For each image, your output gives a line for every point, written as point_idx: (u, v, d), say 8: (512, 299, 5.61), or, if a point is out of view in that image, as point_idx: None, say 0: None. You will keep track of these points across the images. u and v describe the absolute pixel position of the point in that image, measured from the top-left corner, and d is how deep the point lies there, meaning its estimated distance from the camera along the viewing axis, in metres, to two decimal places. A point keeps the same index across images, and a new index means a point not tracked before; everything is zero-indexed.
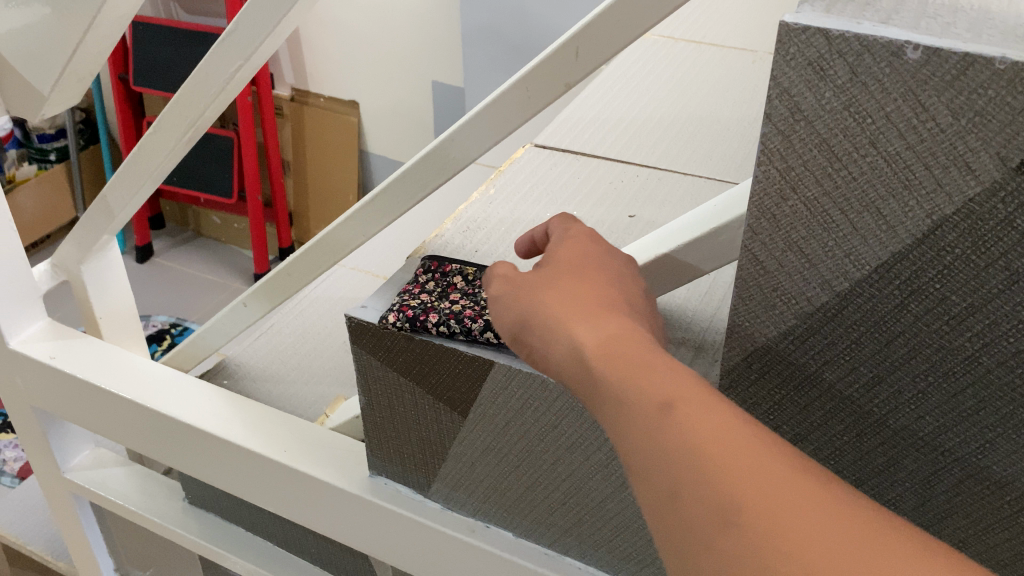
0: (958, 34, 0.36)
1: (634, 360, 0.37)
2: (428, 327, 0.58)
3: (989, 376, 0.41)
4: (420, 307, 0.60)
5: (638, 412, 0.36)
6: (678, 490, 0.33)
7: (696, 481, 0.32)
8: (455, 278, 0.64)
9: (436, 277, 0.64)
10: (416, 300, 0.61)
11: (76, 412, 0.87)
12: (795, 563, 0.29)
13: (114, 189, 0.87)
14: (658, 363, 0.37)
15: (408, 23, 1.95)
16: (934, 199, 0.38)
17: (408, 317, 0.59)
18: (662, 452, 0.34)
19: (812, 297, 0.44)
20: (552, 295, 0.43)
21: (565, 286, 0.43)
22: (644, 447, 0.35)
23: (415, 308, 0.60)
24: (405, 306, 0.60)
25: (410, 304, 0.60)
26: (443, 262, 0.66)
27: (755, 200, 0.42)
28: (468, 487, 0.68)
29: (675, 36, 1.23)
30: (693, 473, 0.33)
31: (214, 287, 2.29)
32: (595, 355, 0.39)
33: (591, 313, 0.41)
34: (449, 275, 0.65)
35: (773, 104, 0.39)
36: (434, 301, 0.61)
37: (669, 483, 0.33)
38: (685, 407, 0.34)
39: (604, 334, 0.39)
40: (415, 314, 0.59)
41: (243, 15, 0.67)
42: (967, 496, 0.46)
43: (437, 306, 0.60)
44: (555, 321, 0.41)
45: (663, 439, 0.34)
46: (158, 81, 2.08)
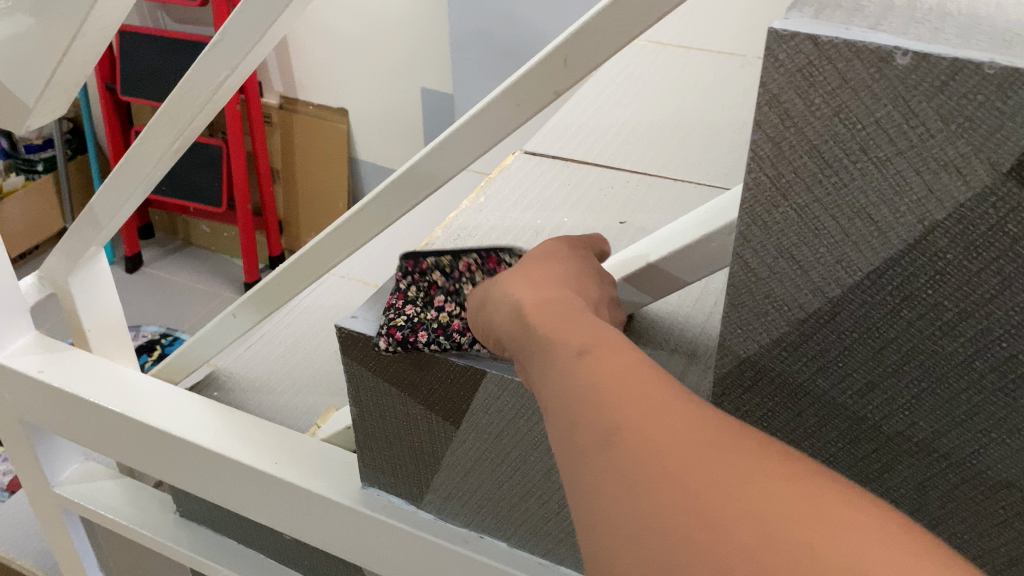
0: (947, 39, 0.36)
1: (574, 332, 0.43)
2: (421, 348, 0.57)
3: (982, 381, 0.41)
4: (407, 326, 0.57)
5: (573, 371, 0.41)
6: (592, 425, 0.37)
7: (608, 421, 0.37)
8: (435, 275, 0.61)
9: (416, 281, 0.60)
10: (400, 314, 0.58)
11: (64, 426, 0.86)
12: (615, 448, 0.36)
13: (101, 199, 0.86)
14: (583, 327, 0.43)
15: (397, 30, 1.95)
16: (926, 205, 0.38)
17: (400, 342, 0.56)
18: (593, 398, 0.38)
19: (805, 304, 0.43)
20: (508, 281, 0.51)
21: (526, 277, 0.51)
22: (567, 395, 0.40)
23: (403, 329, 0.57)
24: (392, 327, 0.57)
25: (396, 323, 0.57)
26: (415, 254, 0.61)
27: (746, 207, 0.42)
28: (461, 497, 0.67)
29: (664, 41, 1.23)
30: (607, 412, 0.37)
31: (204, 296, 2.28)
32: (531, 317, 0.46)
33: (537, 290, 0.49)
34: (427, 271, 0.61)
35: (763, 111, 0.39)
36: (419, 313, 0.58)
37: (601, 429, 0.37)
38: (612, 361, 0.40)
39: (542, 303, 0.47)
40: (405, 337, 0.56)
41: (231, 24, 0.67)
42: (963, 501, 0.46)
43: (425, 320, 0.58)
44: (506, 294, 0.50)
45: (585, 390, 0.39)
46: (146, 90, 2.07)
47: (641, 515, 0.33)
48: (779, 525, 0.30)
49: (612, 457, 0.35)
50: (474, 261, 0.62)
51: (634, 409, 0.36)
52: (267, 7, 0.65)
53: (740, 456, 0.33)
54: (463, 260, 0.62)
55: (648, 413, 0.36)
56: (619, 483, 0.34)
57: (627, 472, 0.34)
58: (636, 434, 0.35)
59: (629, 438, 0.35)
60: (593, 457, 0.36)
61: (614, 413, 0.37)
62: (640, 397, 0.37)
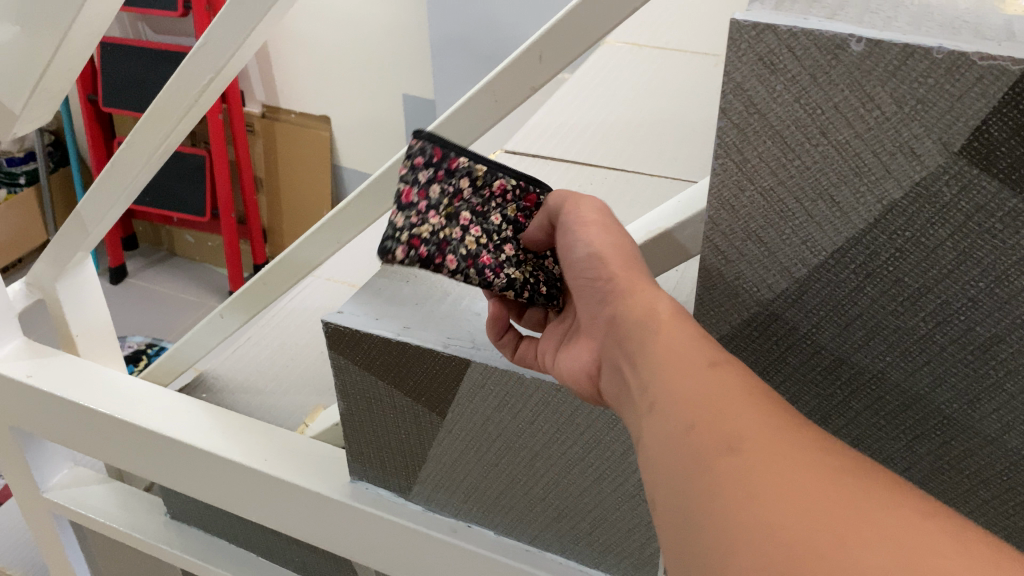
0: (899, 27, 0.38)
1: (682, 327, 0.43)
2: (443, 270, 0.55)
3: (943, 353, 0.43)
4: (434, 242, 0.55)
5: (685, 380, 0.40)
6: (688, 418, 0.38)
7: (695, 414, 0.38)
8: (461, 182, 0.56)
9: (434, 182, 0.55)
10: (426, 223, 0.55)
11: (54, 430, 0.87)
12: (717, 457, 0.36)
13: (88, 205, 0.87)
14: (683, 323, 0.43)
15: (377, 38, 1.97)
16: (883, 185, 0.40)
17: (420, 257, 0.55)
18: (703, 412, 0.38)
19: (774, 284, 0.46)
20: (611, 247, 0.49)
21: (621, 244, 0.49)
22: (668, 383, 0.41)
23: (428, 244, 0.55)
24: (415, 238, 0.55)
25: (420, 234, 0.55)
26: (449, 151, 0.56)
27: (714, 192, 0.44)
28: (448, 488, 0.69)
29: (640, 42, 1.26)
30: (705, 407, 0.38)
31: (189, 306, 2.28)
32: (630, 305, 0.46)
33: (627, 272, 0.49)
34: (455, 173, 0.56)
35: (728, 99, 0.41)
36: (445, 225, 0.55)
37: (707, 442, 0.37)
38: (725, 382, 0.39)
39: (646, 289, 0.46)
40: (428, 257, 0.55)
41: (214, 28, 0.68)
42: (930, 472, 0.48)
43: (450, 238, 0.55)
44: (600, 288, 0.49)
45: (692, 381, 0.40)
46: (128, 101, 2.08)
47: (721, 506, 0.34)
48: (820, 528, 0.31)
49: (700, 443, 0.37)
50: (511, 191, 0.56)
51: (727, 407, 0.37)
52: (250, 11, 0.66)
53: (799, 451, 0.34)
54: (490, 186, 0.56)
55: (739, 412, 0.37)
56: (698, 470, 0.36)
57: (712, 458, 0.36)
58: (725, 431, 0.37)
59: (708, 427, 0.37)
60: (677, 447, 0.38)
61: (707, 407, 0.38)
62: (736, 397, 0.38)
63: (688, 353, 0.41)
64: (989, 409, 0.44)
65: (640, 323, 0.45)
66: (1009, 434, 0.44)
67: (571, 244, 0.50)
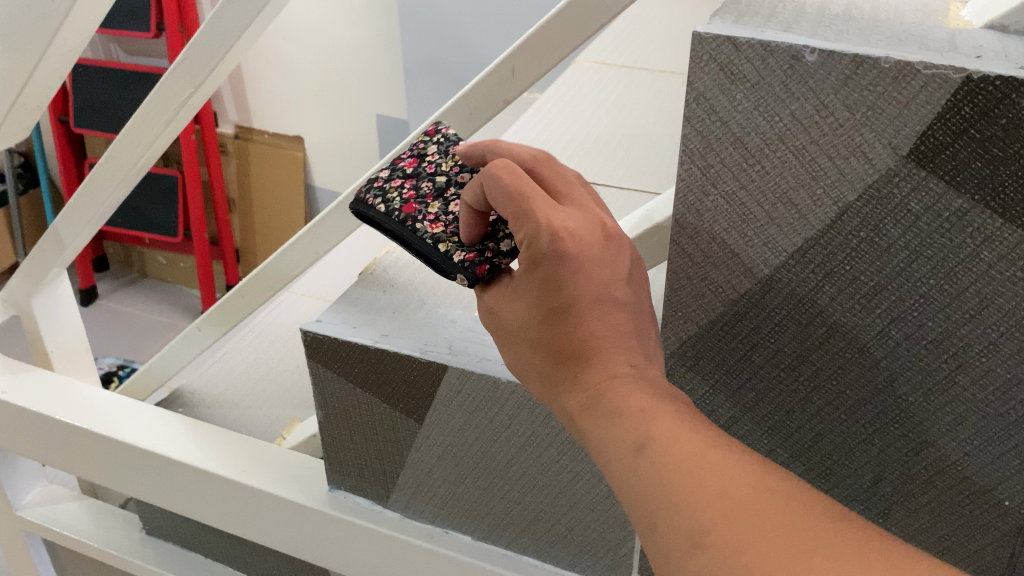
0: (850, 38, 0.40)
1: (605, 410, 0.42)
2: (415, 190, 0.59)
3: (898, 349, 0.45)
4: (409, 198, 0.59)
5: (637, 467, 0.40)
6: (645, 515, 0.39)
7: (648, 509, 0.39)
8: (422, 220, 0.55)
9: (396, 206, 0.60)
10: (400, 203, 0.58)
11: (29, 446, 0.87)
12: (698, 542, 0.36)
13: (66, 220, 0.88)
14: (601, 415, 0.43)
15: (349, 58, 1.98)
16: (839, 188, 0.42)
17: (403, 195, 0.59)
18: (659, 496, 0.38)
19: (737, 285, 0.48)
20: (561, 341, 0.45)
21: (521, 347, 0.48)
22: (615, 482, 0.41)
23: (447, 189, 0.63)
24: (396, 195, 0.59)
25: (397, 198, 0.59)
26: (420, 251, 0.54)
27: (680, 196, 0.46)
28: (425, 494, 0.70)
29: (608, 61, 1.29)
30: (656, 500, 0.38)
31: (161, 327, 2.27)
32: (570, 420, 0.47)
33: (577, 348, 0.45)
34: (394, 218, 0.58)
35: (691, 107, 0.43)
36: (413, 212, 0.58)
37: (677, 530, 0.37)
38: (670, 457, 0.39)
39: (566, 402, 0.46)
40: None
41: (193, 45, 0.70)
42: (888, 465, 0.50)
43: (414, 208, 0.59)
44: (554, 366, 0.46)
45: (631, 475, 0.40)
46: (99, 121, 2.08)
47: None
48: None
49: (665, 541, 0.37)
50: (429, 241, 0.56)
51: (673, 494, 0.38)
52: (228, 27, 0.68)
53: (761, 512, 0.36)
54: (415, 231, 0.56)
55: (690, 496, 0.37)
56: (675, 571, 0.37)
57: (683, 559, 0.36)
58: (680, 525, 0.37)
59: (666, 524, 0.38)
60: (649, 545, 0.39)
61: (663, 486, 0.38)
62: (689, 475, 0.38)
63: (614, 447, 0.41)
64: (941, 402, 0.46)
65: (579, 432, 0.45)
66: (960, 426, 0.46)
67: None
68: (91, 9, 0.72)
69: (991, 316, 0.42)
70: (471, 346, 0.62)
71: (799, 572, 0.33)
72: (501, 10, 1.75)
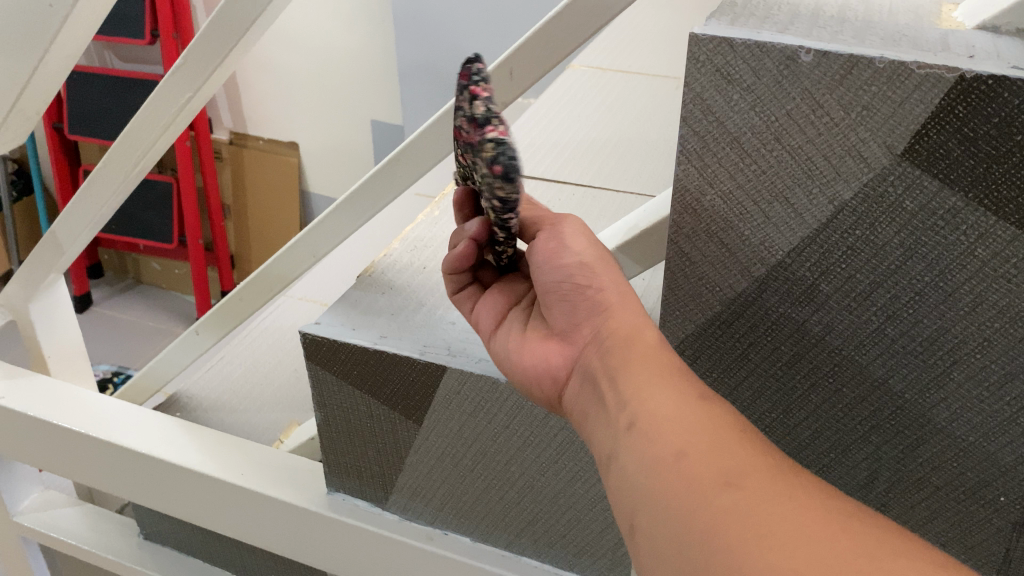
0: (844, 40, 0.41)
1: (672, 367, 0.46)
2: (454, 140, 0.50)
3: (894, 346, 0.46)
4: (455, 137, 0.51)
5: (688, 413, 0.42)
6: (675, 449, 0.40)
7: (685, 441, 0.40)
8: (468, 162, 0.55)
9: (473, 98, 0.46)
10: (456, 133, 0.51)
11: (27, 451, 0.87)
12: (722, 478, 0.38)
13: (63, 225, 0.88)
14: (667, 356, 0.47)
15: (343, 64, 1.99)
16: (834, 186, 0.43)
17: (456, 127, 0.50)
18: (700, 440, 0.40)
19: (735, 283, 0.49)
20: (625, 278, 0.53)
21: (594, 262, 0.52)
22: (654, 407, 0.43)
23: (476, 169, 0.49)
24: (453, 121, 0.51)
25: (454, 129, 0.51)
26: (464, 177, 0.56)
27: (678, 196, 0.47)
28: (424, 495, 0.70)
29: (602, 66, 1.30)
30: (700, 437, 0.40)
31: (155, 334, 2.27)
32: (615, 322, 0.49)
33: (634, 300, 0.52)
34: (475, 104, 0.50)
35: (688, 108, 0.44)
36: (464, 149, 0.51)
37: (704, 468, 0.38)
38: (724, 423, 0.41)
39: (631, 314, 0.50)
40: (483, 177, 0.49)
41: (191, 50, 0.70)
42: (884, 462, 0.51)
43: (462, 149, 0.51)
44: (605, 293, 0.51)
45: (682, 413, 0.42)
46: (94, 128, 2.08)
47: (703, 531, 0.36)
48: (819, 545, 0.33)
49: (692, 469, 0.39)
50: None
51: (720, 440, 0.40)
52: (226, 33, 0.68)
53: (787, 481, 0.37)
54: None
55: (730, 451, 0.39)
56: (686, 499, 0.38)
57: (705, 488, 0.37)
58: (715, 463, 0.38)
59: (699, 458, 0.39)
60: (665, 473, 0.40)
61: (701, 439, 0.40)
62: (736, 439, 0.40)
63: (672, 386, 0.44)
64: (937, 398, 0.47)
65: (628, 346, 0.48)
66: (956, 422, 0.47)
67: (558, 250, 0.52)
68: (90, 14, 0.72)
69: (985, 313, 0.43)
70: (470, 348, 0.62)
71: (813, 520, 0.34)
72: (496, 15, 1.76)
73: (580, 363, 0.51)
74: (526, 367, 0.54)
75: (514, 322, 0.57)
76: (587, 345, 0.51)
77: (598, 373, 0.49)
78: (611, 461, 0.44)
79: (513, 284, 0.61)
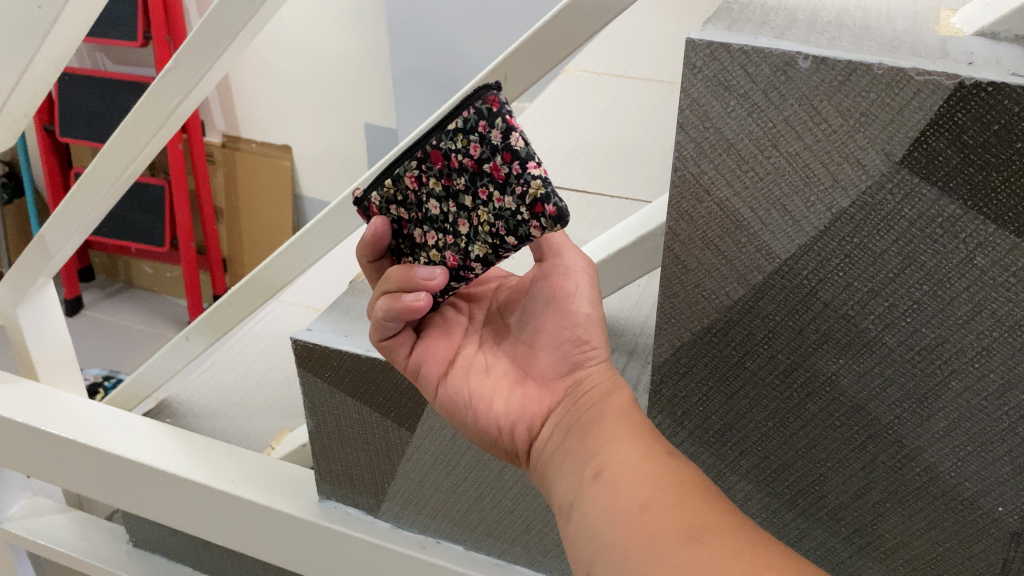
0: (843, 45, 0.41)
1: (635, 423, 0.47)
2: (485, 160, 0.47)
3: (892, 354, 0.45)
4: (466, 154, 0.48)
5: (652, 465, 0.43)
6: (637, 499, 0.41)
7: (649, 494, 0.41)
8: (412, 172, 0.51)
9: (514, 131, 0.46)
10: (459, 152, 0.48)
11: (15, 458, 0.86)
12: (683, 533, 0.38)
13: (52, 229, 0.87)
14: (636, 415, 0.47)
15: (337, 66, 1.98)
16: (832, 194, 0.42)
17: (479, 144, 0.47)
18: (662, 492, 0.41)
19: (731, 291, 0.48)
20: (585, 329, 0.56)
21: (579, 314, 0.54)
22: (620, 461, 0.44)
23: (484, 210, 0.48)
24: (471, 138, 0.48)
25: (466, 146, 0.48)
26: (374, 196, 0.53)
27: (674, 204, 0.46)
28: (417, 504, 0.70)
29: (597, 71, 1.29)
30: (664, 492, 0.41)
31: (147, 337, 2.25)
32: (594, 380, 0.51)
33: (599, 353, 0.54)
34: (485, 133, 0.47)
35: (685, 114, 0.43)
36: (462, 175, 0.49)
37: (665, 521, 0.39)
38: (685, 477, 0.42)
39: (608, 375, 0.51)
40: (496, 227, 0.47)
41: (183, 53, 0.70)
42: (881, 472, 0.50)
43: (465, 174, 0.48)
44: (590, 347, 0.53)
45: (646, 467, 0.42)
46: (85, 131, 2.07)
47: None
48: None
49: (657, 523, 0.39)
50: (420, 170, 0.50)
51: (683, 495, 0.40)
52: (218, 36, 0.68)
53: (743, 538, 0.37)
54: (439, 146, 0.49)
55: (689, 504, 0.39)
56: (647, 554, 0.38)
57: (670, 542, 0.38)
58: (679, 518, 0.39)
59: (663, 512, 0.39)
60: (628, 525, 0.40)
61: (662, 491, 0.41)
62: (696, 491, 0.40)
63: (640, 442, 0.45)
64: (935, 408, 0.46)
65: (604, 402, 0.49)
66: (954, 431, 0.46)
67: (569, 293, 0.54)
68: (80, 18, 0.71)
69: (984, 321, 0.42)
70: None
71: None
72: (491, 19, 1.75)
73: (554, 414, 0.52)
74: (499, 411, 0.54)
75: (469, 367, 0.56)
76: (564, 397, 0.52)
77: (570, 422, 0.50)
78: (573, 509, 0.44)
79: (448, 323, 0.58)
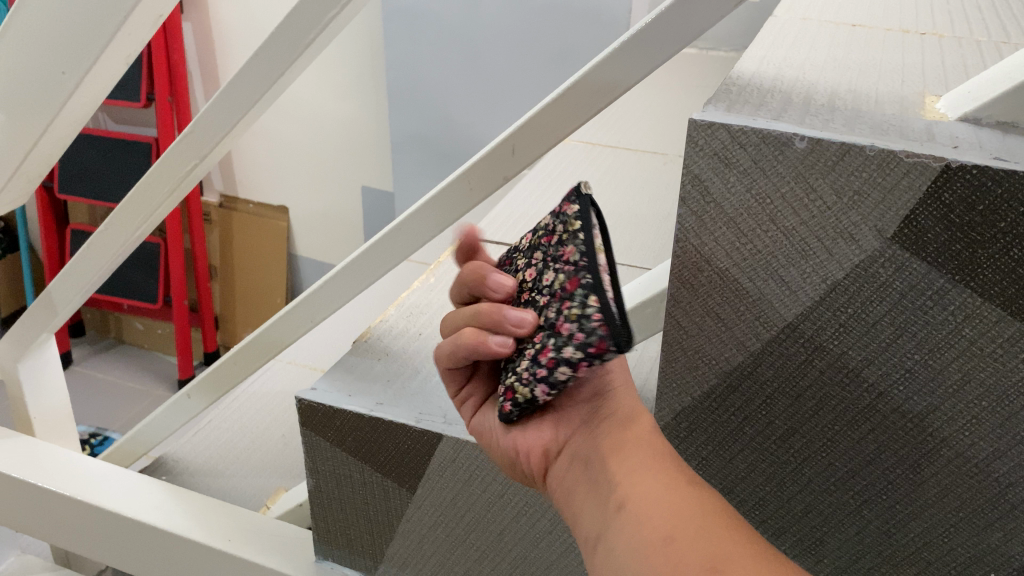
0: (836, 128, 0.43)
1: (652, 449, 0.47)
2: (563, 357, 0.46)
3: (885, 421, 0.47)
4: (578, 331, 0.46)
5: (672, 495, 0.43)
6: (660, 531, 0.41)
7: (672, 526, 0.41)
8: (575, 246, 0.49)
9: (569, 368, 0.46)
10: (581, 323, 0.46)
11: (8, 513, 0.86)
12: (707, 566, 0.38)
13: (59, 286, 0.89)
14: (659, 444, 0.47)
15: (337, 130, 2.02)
16: (827, 266, 0.44)
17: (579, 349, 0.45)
18: (681, 524, 0.41)
19: (730, 357, 0.50)
20: None
21: None
22: (640, 491, 0.44)
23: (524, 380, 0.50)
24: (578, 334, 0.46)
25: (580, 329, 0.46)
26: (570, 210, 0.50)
27: (676, 273, 0.49)
28: (414, 564, 0.70)
29: (593, 141, 1.33)
30: (685, 524, 0.41)
31: (134, 394, 2.24)
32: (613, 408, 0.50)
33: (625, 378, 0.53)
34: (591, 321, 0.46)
35: (687, 190, 0.45)
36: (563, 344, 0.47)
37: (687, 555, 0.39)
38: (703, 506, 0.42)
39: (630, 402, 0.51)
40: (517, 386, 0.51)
41: (198, 121, 0.72)
42: (875, 537, 0.52)
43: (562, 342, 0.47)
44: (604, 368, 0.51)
45: (666, 499, 0.43)
46: (85, 188, 2.10)
47: None
48: None
49: (677, 556, 0.39)
50: None
51: (705, 526, 0.40)
52: (233, 106, 0.70)
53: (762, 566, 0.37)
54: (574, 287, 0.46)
55: (703, 537, 0.40)
56: None
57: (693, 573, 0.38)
58: (700, 549, 0.39)
59: (685, 542, 0.40)
60: (652, 557, 0.41)
61: (679, 525, 0.41)
62: (713, 524, 0.40)
63: (663, 474, 0.45)
64: (927, 474, 0.48)
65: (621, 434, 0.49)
66: (947, 497, 0.48)
67: None
68: (99, 86, 0.74)
69: (973, 392, 0.44)
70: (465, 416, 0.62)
71: None
72: (491, 90, 1.80)
73: (570, 443, 0.52)
74: (516, 438, 0.54)
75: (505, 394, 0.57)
76: (580, 427, 0.52)
77: (588, 453, 0.50)
78: (599, 544, 0.45)
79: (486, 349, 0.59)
